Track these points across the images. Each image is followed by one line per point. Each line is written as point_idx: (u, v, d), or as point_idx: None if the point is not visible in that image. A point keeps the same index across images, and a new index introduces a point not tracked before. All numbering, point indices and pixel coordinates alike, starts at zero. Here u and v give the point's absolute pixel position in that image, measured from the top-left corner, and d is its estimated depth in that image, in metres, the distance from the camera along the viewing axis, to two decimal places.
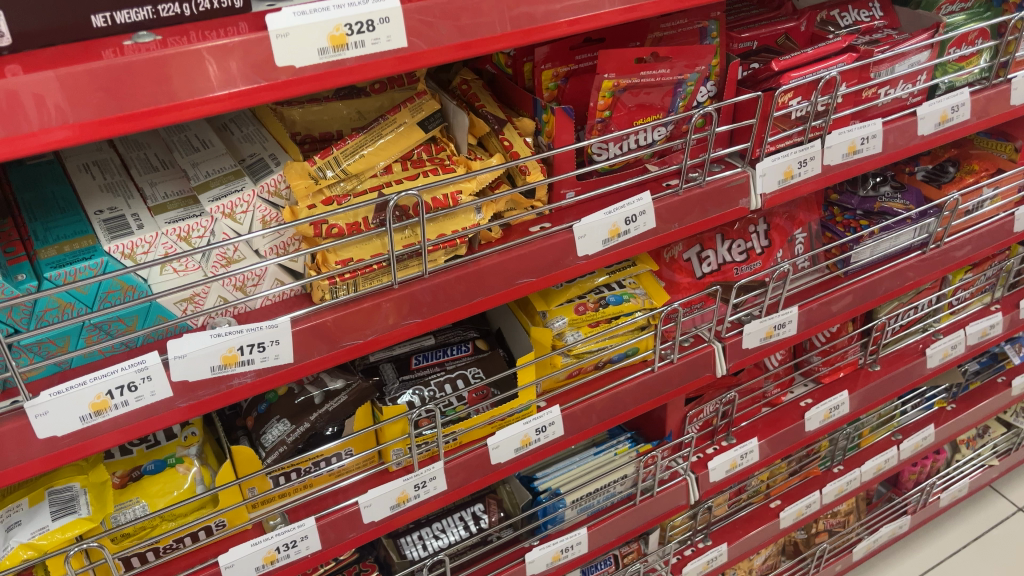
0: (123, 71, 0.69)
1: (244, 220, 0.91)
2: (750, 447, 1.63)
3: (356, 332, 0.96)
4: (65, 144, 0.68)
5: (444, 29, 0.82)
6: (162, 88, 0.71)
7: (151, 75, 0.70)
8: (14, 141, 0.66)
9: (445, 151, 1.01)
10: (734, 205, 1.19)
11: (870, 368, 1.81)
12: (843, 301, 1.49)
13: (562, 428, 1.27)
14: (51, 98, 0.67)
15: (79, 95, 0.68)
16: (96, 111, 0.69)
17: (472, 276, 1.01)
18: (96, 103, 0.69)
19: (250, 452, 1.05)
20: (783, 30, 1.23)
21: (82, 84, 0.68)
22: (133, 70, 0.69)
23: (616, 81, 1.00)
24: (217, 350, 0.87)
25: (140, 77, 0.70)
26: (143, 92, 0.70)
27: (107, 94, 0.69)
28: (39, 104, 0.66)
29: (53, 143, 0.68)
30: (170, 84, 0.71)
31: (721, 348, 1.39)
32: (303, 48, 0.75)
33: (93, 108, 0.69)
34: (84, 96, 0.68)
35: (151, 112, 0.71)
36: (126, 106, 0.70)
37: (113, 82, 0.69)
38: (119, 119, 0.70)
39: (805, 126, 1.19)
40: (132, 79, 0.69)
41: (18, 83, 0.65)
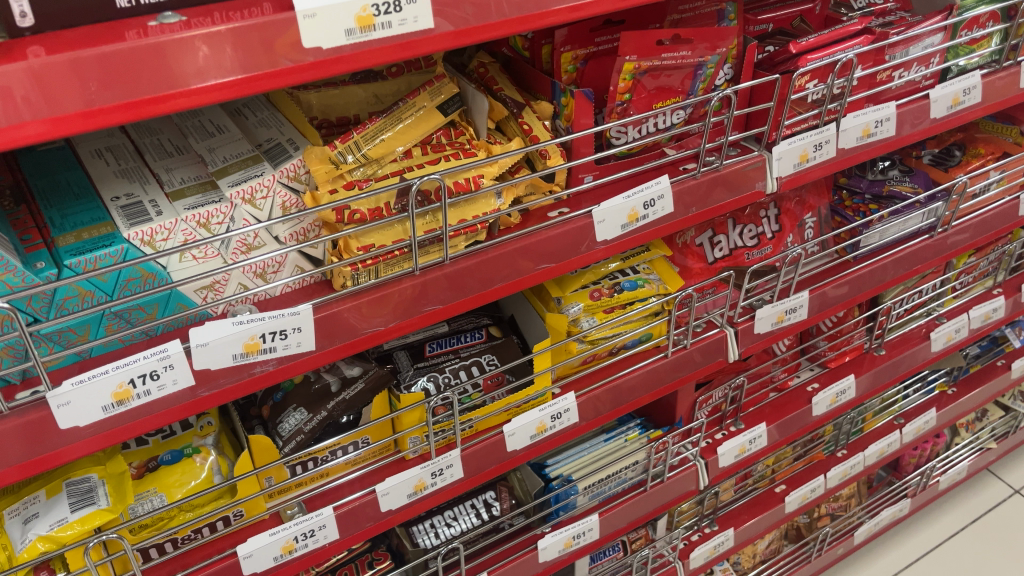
0: (147, 53, 0.67)
1: (264, 206, 0.90)
2: (758, 432, 1.63)
3: (377, 319, 0.95)
4: (38, 138, 0.65)
5: (466, 10, 0.81)
6: (186, 70, 0.69)
7: (176, 56, 0.69)
8: (38, 126, 0.65)
9: (465, 135, 1.00)
10: (749, 189, 1.18)
11: (875, 352, 1.81)
12: (852, 286, 1.49)
13: (576, 414, 1.26)
14: (21, 91, 0.63)
15: (104, 78, 0.66)
16: (121, 94, 0.67)
17: (492, 261, 1.00)
18: (121, 85, 0.67)
19: (268, 441, 1.04)
20: (797, 13, 1.22)
21: (107, 67, 0.66)
22: (125, 59, 0.67)
23: (636, 63, 0.98)
24: (239, 337, 0.86)
25: (164, 58, 0.68)
26: (168, 75, 0.69)
27: (130, 77, 0.67)
28: (63, 87, 0.65)
29: (26, 138, 0.65)
30: (166, 74, 0.69)
31: (734, 334, 1.39)
32: (329, 30, 0.74)
33: (117, 91, 0.67)
34: (108, 79, 0.66)
35: (139, 103, 0.68)
36: (151, 88, 0.68)
37: (137, 64, 0.67)
38: (144, 102, 0.69)
39: (820, 109, 1.18)
40: (156, 61, 0.68)
41: (41, 66, 0.64)
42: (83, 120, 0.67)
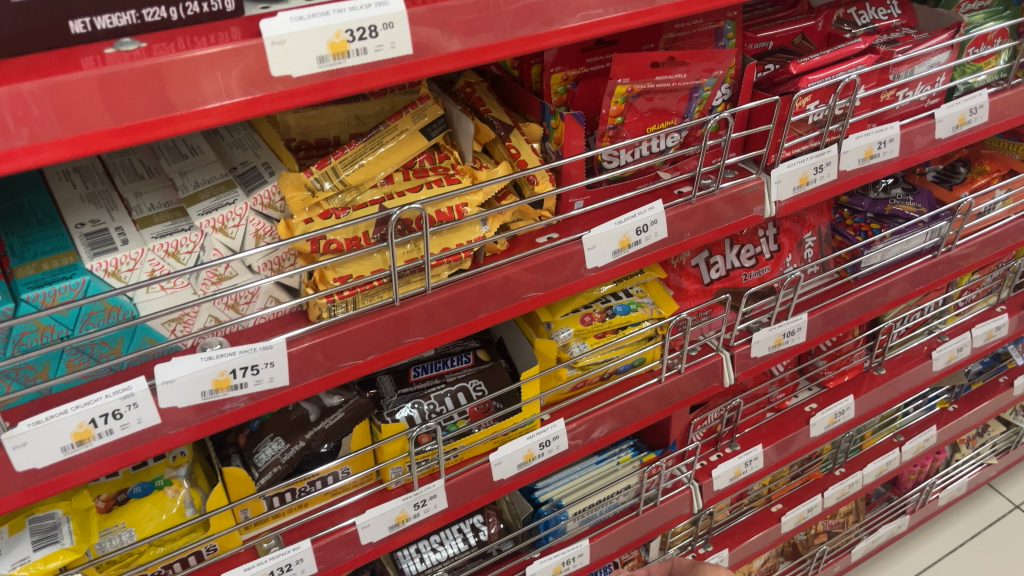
0: (147, 74, 0.65)
1: (236, 235, 0.86)
2: (754, 454, 1.59)
3: (356, 351, 0.91)
4: None
5: (447, 35, 0.77)
6: (191, 91, 0.67)
7: (175, 81, 0.66)
8: (25, 154, 0.62)
9: (449, 159, 0.96)
10: (747, 213, 1.14)
11: (875, 371, 1.77)
12: (853, 308, 1.45)
13: (566, 442, 1.22)
14: None
15: (101, 101, 0.64)
16: (123, 116, 0.65)
17: (477, 290, 0.96)
18: (123, 106, 0.65)
19: (242, 473, 1.00)
20: (799, 30, 1.18)
21: (104, 88, 0.64)
22: (79, 90, 0.63)
23: (628, 87, 0.94)
24: (208, 373, 0.82)
25: (161, 82, 0.66)
26: (156, 100, 0.66)
27: (132, 98, 0.65)
28: (37, 115, 0.62)
29: None
30: (123, 104, 0.65)
31: (730, 357, 1.35)
32: (300, 57, 0.70)
33: (117, 113, 0.65)
34: (112, 100, 0.64)
35: (93, 136, 0.64)
36: (149, 110, 0.66)
37: (138, 86, 0.65)
38: (145, 125, 0.66)
39: (821, 130, 1.14)
40: (155, 82, 0.66)
41: (54, 84, 0.62)
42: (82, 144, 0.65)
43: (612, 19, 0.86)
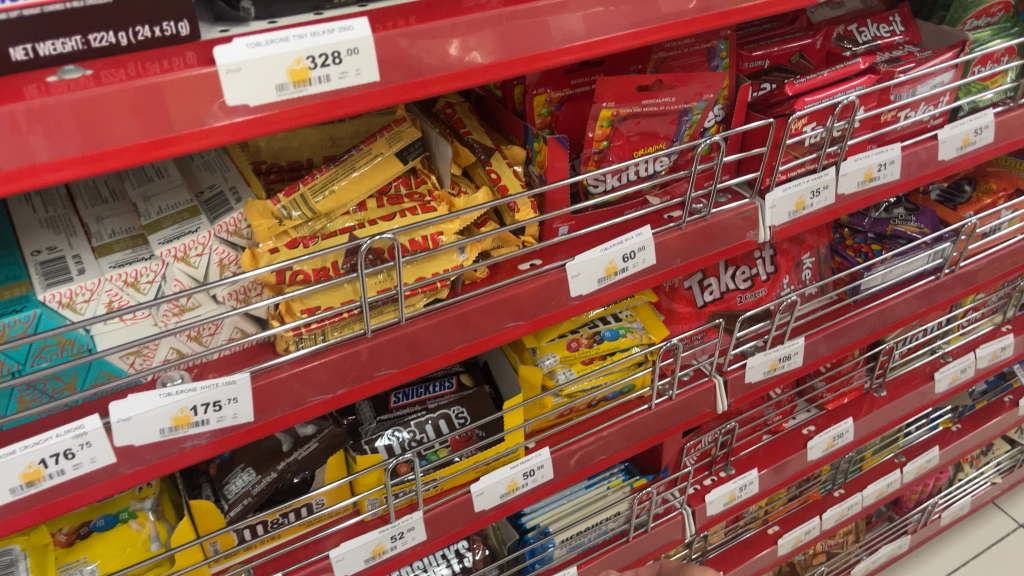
0: (145, 93, 0.63)
1: (200, 264, 0.82)
2: (749, 478, 1.55)
3: (324, 385, 0.87)
4: None
5: (416, 61, 0.73)
6: (158, 119, 0.64)
7: (159, 104, 0.64)
8: None
9: (425, 184, 0.92)
10: (740, 238, 1.10)
11: (876, 393, 1.72)
12: (852, 331, 1.41)
13: (551, 471, 1.18)
14: None
15: (93, 121, 0.62)
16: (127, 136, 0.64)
17: (454, 321, 0.92)
18: (125, 124, 0.63)
19: (211, 506, 0.97)
20: (796, 48, 1.14)
21: (91, 107, 0.61)
22: (18, 121, 0.59)
23: (614, 110, 0.91)
24: (167, 411, 0.79)
25: (144, 106, 0.63)
26: (135, 125, 0.63)
27: (115, 121, 0.63)
28: None
29: None
30: (67, 136, 0.61)
31: (723, 383, 1.30)
32: (257, 85, 0.66)
33: (119, 133, 0.63)
34: (116, 116, 0.63)
35: (33, 169, 0.61)
36: (142, 132, 0.64)
37: (136, 105, 0.63)
38: (142, 147, 0.65)
39: (819, 153, 1.10)
40: (154, 102, 0.64)
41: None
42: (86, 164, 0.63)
43: (594, 43, 0.82)
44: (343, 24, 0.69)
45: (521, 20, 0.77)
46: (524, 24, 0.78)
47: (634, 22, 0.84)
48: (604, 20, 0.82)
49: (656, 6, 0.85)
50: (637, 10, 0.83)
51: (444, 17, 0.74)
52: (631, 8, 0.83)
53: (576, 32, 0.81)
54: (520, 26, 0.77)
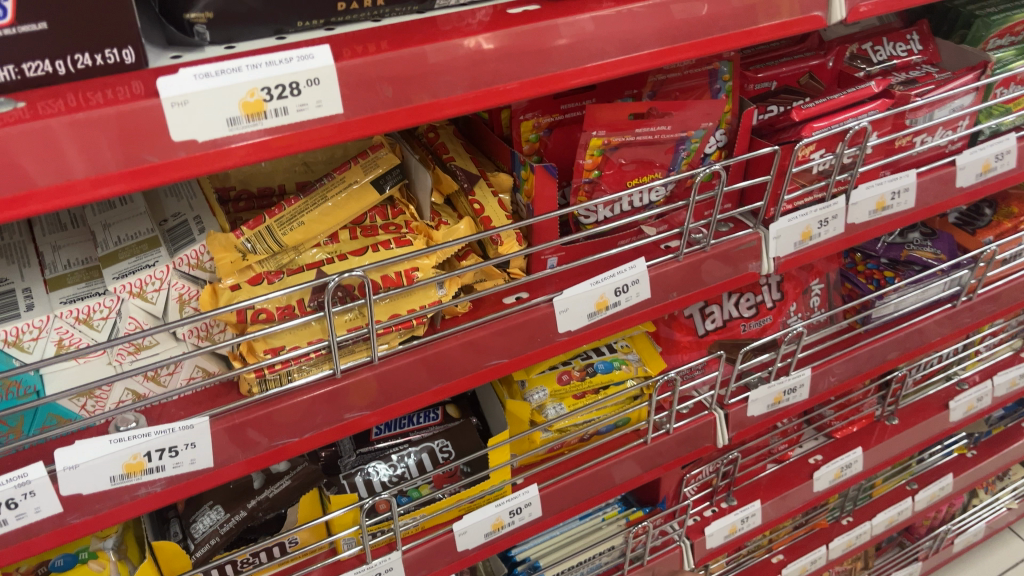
0: (82, 127, 0.57)
1: (157, 300, 0.77)
2: (752, 510, 1.49)
3: (290, 429, 0.82)
4: None
5: (385, 92, 0.68)
6: (97, 156, 0.59)
7: (98, 139, 0.58)
8: None
9: (403, 215, 0.86)
10: (743, 270, 1.04)
11: (887, 421, 1.65)
12: (862, 362, 1.35)
13: (540, 509, 1.12)
14: None
15: (28, 158, 0.57)
16: (64, 174, 0.58)
17: (432, 361, 0.87)
18: (63, 162, 0.58)
19: (175, 547, 0.92)
20: (807, 68, 1.08)
21: (26, 143, 0.56)
22: None
23: (606, 139, 0.86)
24: (118, 457, 0.74)
25: (80, 142, 0.58)
26: (71, 163, 0.58)
27: (48, 157, 0.57)
28: None
29: None
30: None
31: (724, 416, 1.24)
32: (206, 119, 0.61)
33: (55, 171, 0.58)
34: (51, 153, 0.57)
35: None
36: (85, 169, 0.59)
37: (72, 142, 0.57)
38: (86, 183, 0.59)
39: (828, 181, 1.03)
40: (92, 137, 0.58)
41: None
42: (9, 206, 0.58)
43: (584, 71, 0.76)
44: (302, 52, 0.63)
45: (502, 47, 0.71)
46: (506, 52, 0.71)
47: (629, 49, 0.77)
48: (596, 47, 0.76)
49: (654, 31, 0.78)
50: (632, 36, 0.77)
51: (416, 44, 0.68)
52: (625, 34, 0.76)
53: (564, 61, 0.75)
54: (501, 54, 0.71)
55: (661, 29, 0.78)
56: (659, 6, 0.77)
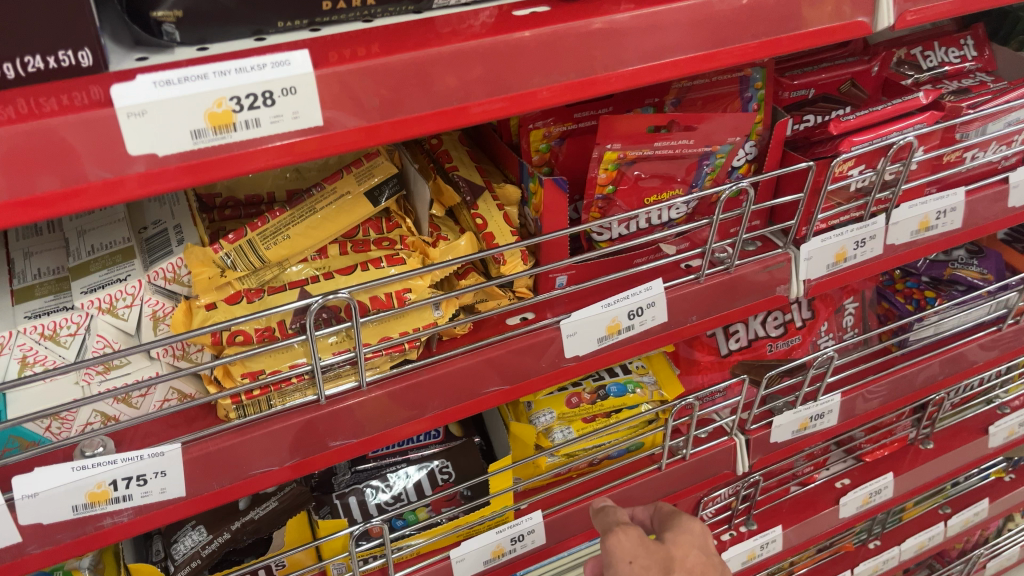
0: (26, 139, 0.52)
1: (128, 317, 0.71)
2: (772, 536, 1.42)
3: (267, 457, 0.76)
4: None
5: (372, 103, 0.61)
6: (44, 173, 0.53)
7: (44, 152, 0.53)
8: None
9: (399, 229, 0.80)
10: (769, 293, 0.96)
11: (921, 445, 1.56)
12: (898, 387, 1.26)
13: (543, 537, 1.06)
14: None
15: None
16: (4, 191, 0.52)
17: (425, 387, 0.81)
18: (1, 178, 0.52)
19: (153, 569, 0.87)
20: (849, 74, 0.98)
21: None
22: None
23: (621, 152, 0.78)
24: (81, 486, 0.69)
25: (24, 156, 0.52)
26: (15, 179, 0.52)
27: None
28: None
29: None
30: None
31: (745, 442, 1.17)
32: (167, 131, 0.55)
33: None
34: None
35: None
36: (29, 185, 0.53)
37: (16, 155, 0.52)
38: (33, 200, 0.54)
39: (867, 199, 0.95)
40: (38, 150, 0.52)
41: None
42: None
43: (597, 80, 0.69)
44: (277, 58, 0.56)
45: (505, 54, 0.64)
46: (509, 59, 0.65)
47: (648, 56, 0.70)
48: (611, 55, 0.68)
49: (678, 38, 0.70)
50: (652, 42, 0.69)
51: (408, 50, 0.61)
52: (645, 40, 0.69)
53: (574, 69, 0.67)
54: (504, 61, 0.65)
55: (686, 35, 0.70)
56: (683, 10, 0.70)
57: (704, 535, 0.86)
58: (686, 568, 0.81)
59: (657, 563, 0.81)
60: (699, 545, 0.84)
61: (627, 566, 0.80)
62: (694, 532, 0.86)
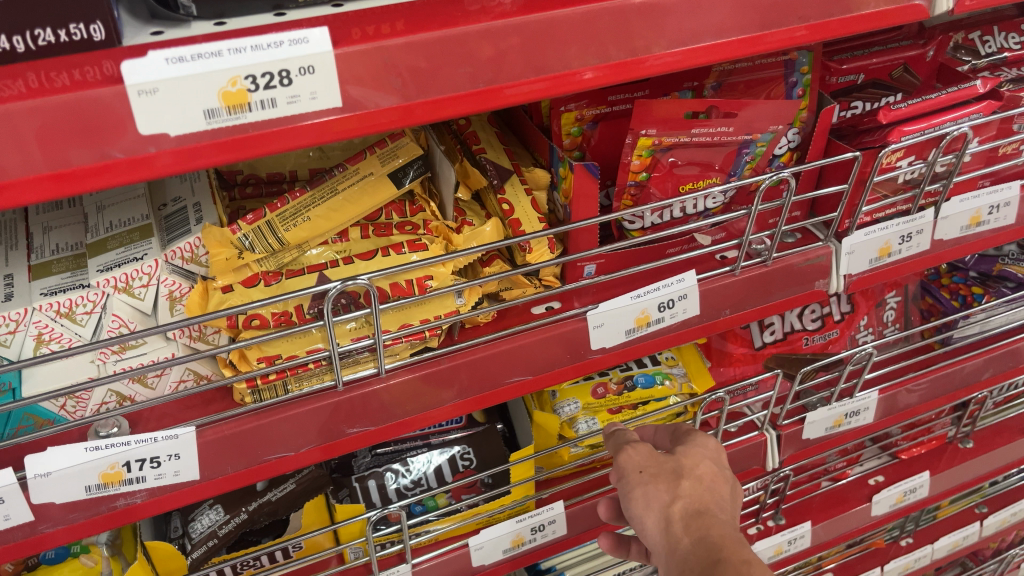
0: (34, 116, 0.50)
1: (145, 297, 0.70)
2: (800, 532, 1.39)
3: (284, 443, 0.75)
4: None
5: (394, 85, 0.58)
6: (51, 150, 0.51)
7: (53, 130, 0.51)
8: None
9: (423, 212, 0.77)
10: (808, 287, 0.92)
11: (960, 444, 1.51)
12: (939, 386, 1.21)
13: (564, 527, 1.04)
14: None
15: None
16: (11, 169, 0.51)
17: (445, 375, 0.78)
18: (20, 155, 0.50)
19: (170, 548, 0.87)
20: (902, 60, 0.93)
21: None
22: None
23: (656, 138, 0.74)
24: (95, 467, 0.68)
25: (31, 133, 0.50)
26: (22, 157, 0.51)
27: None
28: None
29: None
30: None
31: (776, 438, 1.13)
32: (179, 110, 0.53)
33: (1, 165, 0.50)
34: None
35: None
36: (38, 164, 0.51)
37: (24, 132, 0.50)
38: (41, 180, 0.52)
39: (915, 192, 0.91)
40: (46, 128, 0.51)
41: None
42: None
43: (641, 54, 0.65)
44: (295, 35, 0.54)
45: (535, 34, 0.61)
46: (538, 41, 0.61)
47: (687, 39, 0.66)
48: (648, 37, 0.65)
49: (720, 20, 0.66)
50: (692, 25, 0.66)
51: (433, 29, 0.58)
52: (684, 22, 0.65)
53: (615, 45, 0.64)
54: (533, 42, 0.61)
55: (728, 18, 0.66)
56: None
57: (720, 453, 0.80)
58: (694, 478, 0.76)
59: (665, 474, 0.77)
60: (713, 460, 0.79)
61: (636, 477, 0.77)
62: (709, 448, 0.80)
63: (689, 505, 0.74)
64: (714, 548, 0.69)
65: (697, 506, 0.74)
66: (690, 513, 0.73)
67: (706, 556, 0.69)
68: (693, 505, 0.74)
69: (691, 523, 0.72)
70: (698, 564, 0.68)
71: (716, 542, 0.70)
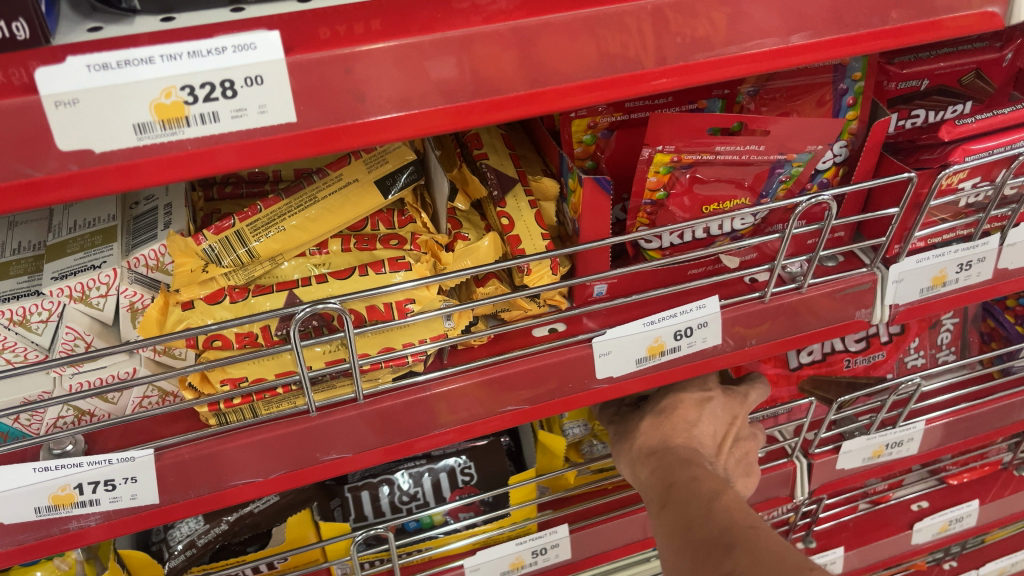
0: None
1: (104, 307, 0.64)
2: (831, 557, 1.30)
3: (250, 468, 0.69)
4: None
5: (358, 99, 0.50)
6: None
7: None
8: None
9: (413, 223, 0.71)
10: (849, 317, 0.83)
11: (1015, 471, 1.40)
12: (996, 418, 1.11)
13: (568, 551, 0.98)
14: None
15: None
16: None
17: (425, 404, 0.71)
18: None
19: (146, 558, 0.84)
20: (974, 64, 0.81)
21: None
22: None
23: (675, 155, 0.67)
24: (44, 489, 0.63)
25: None
26: None
27: None
28: None
29: None
30: None
31: (807, 467, 1.05)
32: (104, 124, 0.46)
33: None
34: None
35: None
36: None
37: None
38: None
39: (979, 216, 0.80)
40: None
41: None
42: None
43: (699, 20, 0.54)
44: (239, 40, 0.46)
45: (530, 41, 0.51)
46: (536, 48, 0.52)
47: (721, 36, 0.55)
48: (671, 44, 0.54)
49: (770, 9, 0.55)
50: (730, 24, 0.54)
51: (408, 33, 0.49)
52: (717, 26, 0.54)
53: (675, 18, 0.53)
54: (529, 49, 0.51)
55: (779, 14, 0.55)
56: None
57: (695, 380, 0.85)
58: (656, 414, 0.81)
59: (634, 423, 0.82)
60: (687, 399, 0.82)
61: (615, 437, 0.84)
62: (687, 390, 0.83)
63: (645, 445, 0.79)
64: (664, 476, 0.73)
65: (655, 442, 0.79)
66: (648, 452, 0.78)
67: (662, 484, 0.72)
68: (653, 443, 0.79)
69: (648, 461, 0.77)
70: (655, 496, 0.72)
71: (666, 470, 0.73)
